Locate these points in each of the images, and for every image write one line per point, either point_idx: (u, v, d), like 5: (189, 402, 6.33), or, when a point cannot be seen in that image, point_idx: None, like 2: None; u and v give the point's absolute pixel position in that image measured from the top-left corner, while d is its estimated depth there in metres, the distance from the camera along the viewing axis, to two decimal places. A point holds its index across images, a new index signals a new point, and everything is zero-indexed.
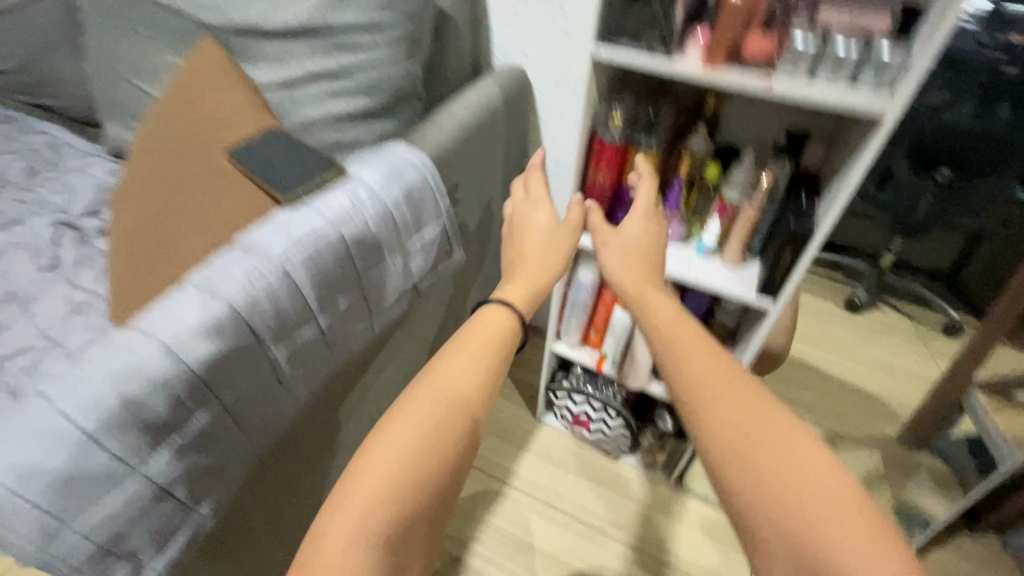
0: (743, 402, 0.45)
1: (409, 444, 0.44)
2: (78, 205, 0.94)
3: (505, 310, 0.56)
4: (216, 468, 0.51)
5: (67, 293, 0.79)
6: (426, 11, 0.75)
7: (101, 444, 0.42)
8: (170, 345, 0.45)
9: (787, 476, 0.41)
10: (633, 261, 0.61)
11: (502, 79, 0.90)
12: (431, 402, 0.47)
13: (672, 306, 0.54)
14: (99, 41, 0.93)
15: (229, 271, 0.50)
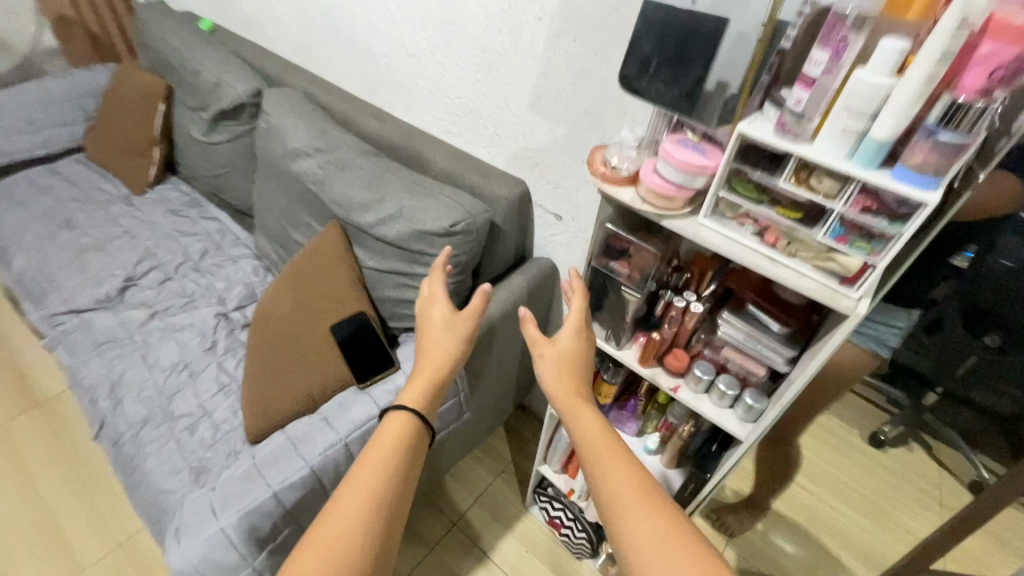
0: (624, 494, 0.61)
1: (364, 504, 0.63)
2: (232, 297, 1.35)
3: (405, 415, 0.73)
4: (285, 555, 0.88)
5: (217, 374, 1.18)
6: (479, 244, 1.06)
7: (234, 545, 0.81)
8: (276, 492, 0.84)
9: (640, 528, 0.58)
10: (561, 372, 0.75)
11: (533, 273, 1.19)
12: (368, 477, 0.65)
13: (582, 418, 0.70)
14: (266, 188, 1.32)
15: (315, 439, 0.90)
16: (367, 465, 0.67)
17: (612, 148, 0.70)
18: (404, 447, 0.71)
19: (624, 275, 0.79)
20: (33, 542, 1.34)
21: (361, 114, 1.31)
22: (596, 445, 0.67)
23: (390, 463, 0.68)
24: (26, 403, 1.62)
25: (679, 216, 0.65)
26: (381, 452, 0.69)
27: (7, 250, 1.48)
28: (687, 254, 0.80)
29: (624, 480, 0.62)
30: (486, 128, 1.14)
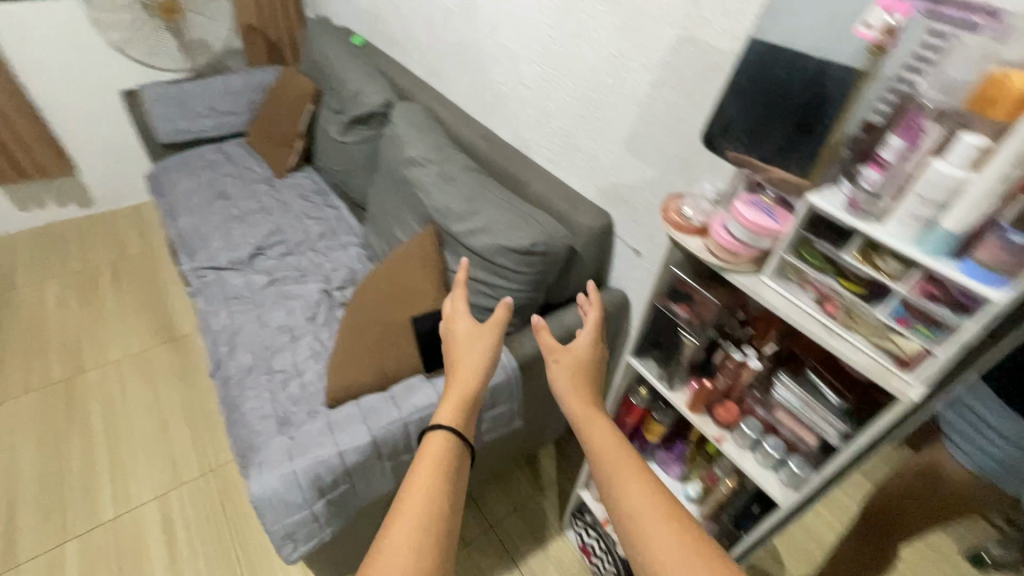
0: (641, 500, 0.64)
1: (418, 511, 0.65)
2: (336, 278, 1.54)
3: (444, 432, 0.78)
4: (338, 510, 1.00)
5: (313, 342, 1.36)
6: (555, 266, 1.13)
7: (299, 488, 0.94)
8: (339, 451, 0.97)
9: (673, 541, 0.59)
10: (573, 379, 0.88)
11: (603, 302, 1.23)
12: (419, 492, 0.68)
13: (605, 437, 0.74)
14: (382, 188, 1.50)
15: (380, 414, 1.02)
16: (417, 483, 0.69)
17: (687, 200, 0.76)
18: (449, 463, 0.74)
19: (684, 318, 0.82)
20: (150, 452, 1.62)
21: (473, 134, 1.45)
22: (617, 459, 0.70)
23: (436, 476, 0.71)
24: (166, 336, 1.95)
25: (738, 272, 0.70)
26: (429, 471, 0.71)
27: (176, 210, 1.81)
28: (753, 309, 0.80)
29: (651, 495, 0.65)
30: (582, 161, 1.21)
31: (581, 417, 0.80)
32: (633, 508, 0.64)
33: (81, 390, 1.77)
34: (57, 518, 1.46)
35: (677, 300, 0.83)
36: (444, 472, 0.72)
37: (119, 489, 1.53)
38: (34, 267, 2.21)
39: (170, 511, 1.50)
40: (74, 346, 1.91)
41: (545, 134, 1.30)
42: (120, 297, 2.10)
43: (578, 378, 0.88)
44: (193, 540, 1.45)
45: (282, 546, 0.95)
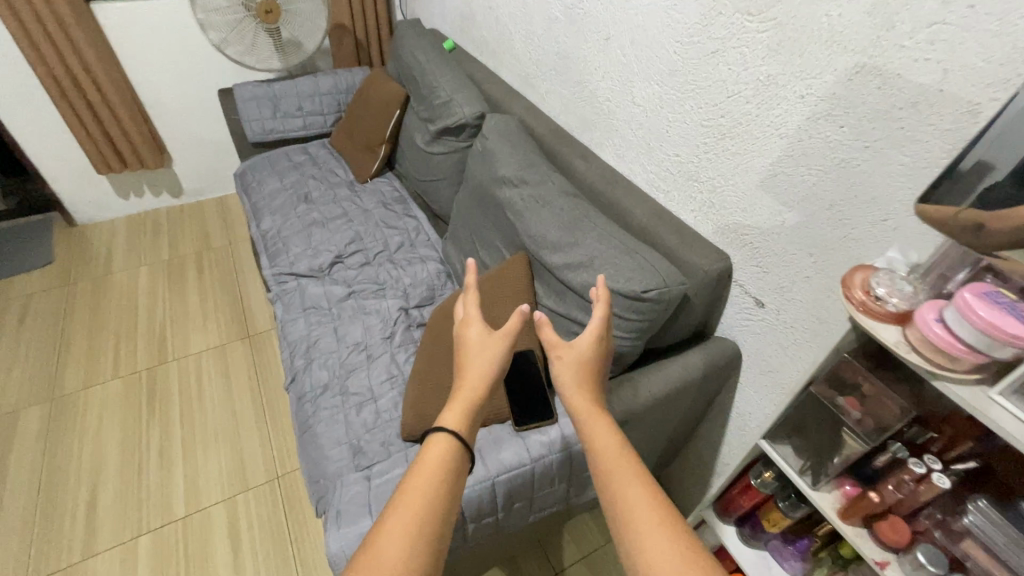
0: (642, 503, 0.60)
1: (406, 520, 0.59)
2: (414, 296, 1.47)
3: (450, 440, 0.68)
4: None
5: (389, 365, 1.29)
6: (667, 314, 0.99)
7: None
8: None
9: (674, 561, 0.55)
10: (583, 374, 0.76)
11: (712, 356, 1.09)
12: (406, 511, 0.60)
13: (610, 437, 0.68)
14: (468, 206, 1.43)
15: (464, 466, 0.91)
16: (410, 491, 0.62)
17: (881, 274, 0.64)
18: (449, 473, 0.66)
19: (851, 416, 0.76)
20: (221, 450, 1.63)
21: (571, 153, 1.34)
22: (619, 463, 0.64)
23: (431, 487, 0.63)
24: (242, 333, 1.98)
25: (960, 381, 0.57)
26: (419, 480, 0.64)
27: (261, 211, 1.81)
28: (946, 410, 0.72)
29: (651, 508, 0.60)
30: (700, 194, 1.07)
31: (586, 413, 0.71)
32: (632, 520, 0.59)
33: (162, 381, 1.82)
34: (132, 511, 1.49)
35: (845, 392, 0.76)
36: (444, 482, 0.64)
37: (191, 488, 1.55)
38: (128, 253, 2.31)
39: (236, 515, 1.50)
40: (158, 336, 1.97)
41: (655, 159, 1.16)
42: (202, 289, 2.16)
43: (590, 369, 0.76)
44: (256, 549, 1.44)
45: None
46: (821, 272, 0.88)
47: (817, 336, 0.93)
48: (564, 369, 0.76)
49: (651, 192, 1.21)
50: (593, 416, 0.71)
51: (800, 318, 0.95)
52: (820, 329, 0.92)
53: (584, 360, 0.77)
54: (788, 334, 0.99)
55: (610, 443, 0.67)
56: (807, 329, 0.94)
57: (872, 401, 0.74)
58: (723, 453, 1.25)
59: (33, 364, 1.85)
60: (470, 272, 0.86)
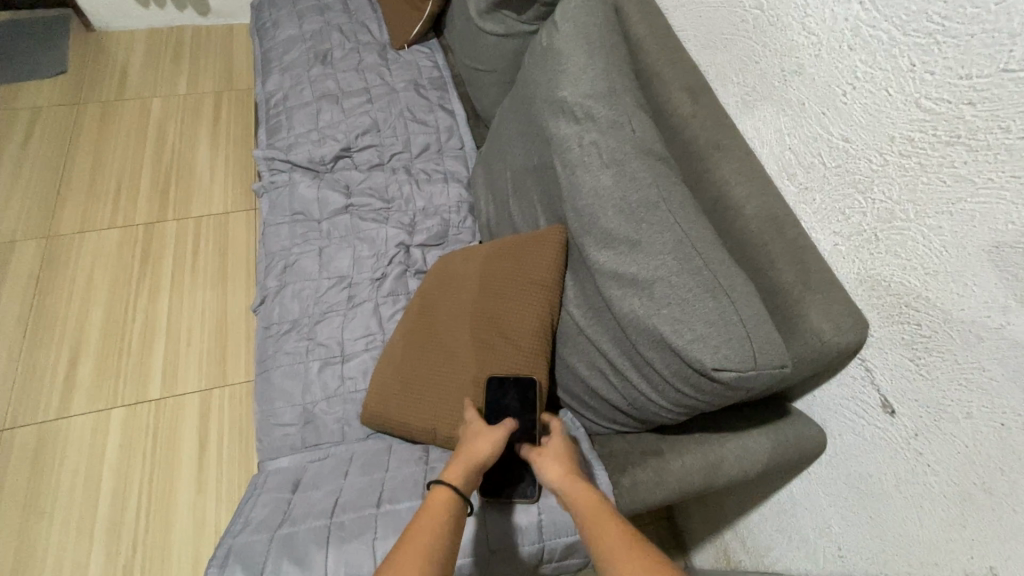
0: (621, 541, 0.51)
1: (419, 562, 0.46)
2: (422, 228, 1.16)
3: (451, 490, 0.55)
4: None
5: (370, 318, 1.04)
6: (738, 399, 0.66)
7: None
8: None
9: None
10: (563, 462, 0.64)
11: (782, 445, 0.76)
12: (416, 543, 0.48)
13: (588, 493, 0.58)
14: (510, 125, 1.03)
15: None
16: (415, 534, 0.49)
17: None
18: (461, 520, 0.54)
19: None
20: (206, 334, 1.51)
21: (673, 82, 0.88)
22: (595, 517, 0.55)
23: (443, 527, 0.51)
24: (247, 202, 1.75)
25: None
26: (422, 525, 0.51)
27: (271, 66, 1.46)
28: None
29: (631, 552, 0.50)
30: (863, 215, 0.65)
31: (561, 481, 0.61)
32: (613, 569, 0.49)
33: (159, 241, 1.67)
34: (110, 381, 1.44)
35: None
36: (454, 528, 0.52)
37: (169, 370, 1.46)
38: (144, 75, 2.04)
39: (208, 410, 1.40)
40: (162, 187, 1.77)
41: (806, 133, 0.72)
42: (215, 137, 1.89)
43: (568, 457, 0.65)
44: (222, 451, 1.35)
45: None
46: None
47: (972, 505, 0.58)
48: (544, 458, 0.65)
49: (778, 177, 0.78)
50: (567, 483, 0.61)
51: (953, 468, 0.59)
52: (978, 499, 0.57)
53: (559, 446, 0.67)
54: (918, 471, 0.64)
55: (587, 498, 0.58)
56: (955, 485, 0.60)
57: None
58: (762, 533, 0.97)
59: (38, 193, 1.74)
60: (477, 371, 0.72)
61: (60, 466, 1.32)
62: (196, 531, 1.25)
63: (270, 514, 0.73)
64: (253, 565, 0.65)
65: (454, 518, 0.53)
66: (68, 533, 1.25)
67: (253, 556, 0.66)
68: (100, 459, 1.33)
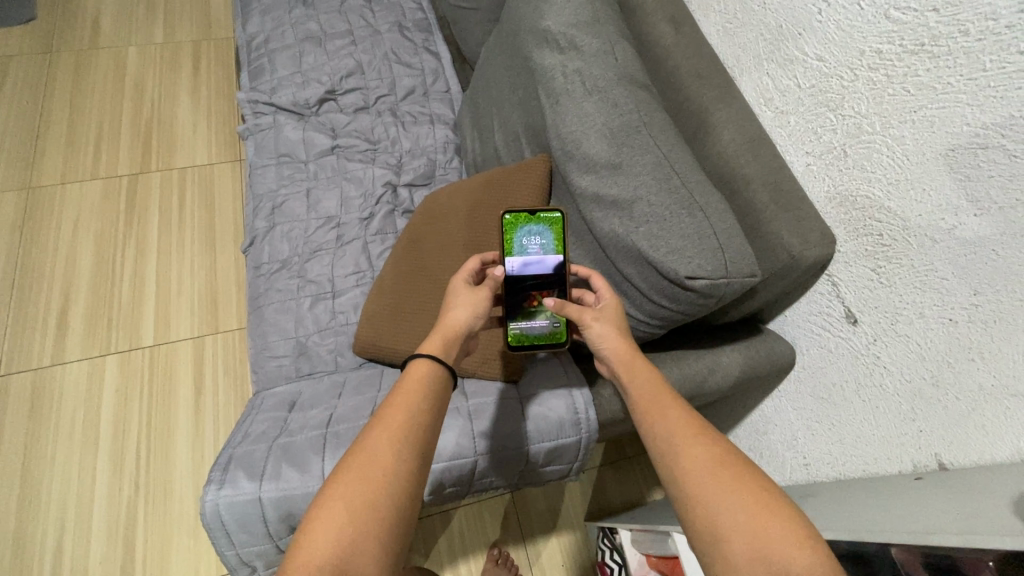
0: (688, 432, 0.53)
1: (389, 438, 0.50)
2: (409, 168, 1.16)
3: (428, 365, 0.57)
4: None
5: (359, 255, 1.06)
6: (713, 309, 0.70)
7: None
8: None
9: (735, 500, 0.46)
10: (622, 337, 0.66)
11: (754, 359, 0.81)
12: (391, 420, 0.51)
13: (652, 379, 0.60)
14: (495, 61, 1.03)
15: None
16: (391, 410, 0.52)
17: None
18: (440, 393, 0.56)
19: None
20: (197, 284, 1.52)
21: (657, 13, 0.89)
22: (657, 402, 0.57)
23: (419, 406, 0.53)
24: (232, 153, 1.73)
25: None
26: (398, 400, 0.53)
27: (250, 8, 1.42)
28: None
29: (694, 438, 0.52)
30: (833, 132, 0.68)
31: (619, 358, 0.63)
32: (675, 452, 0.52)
33: (143, 192, 1.65)
34: (103, 329, 1.45)
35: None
36: (429, 398, 0.54)
37: (161, 317, 1.47)
38: (118, 23, 1.96)
39: (203, 355, 1.43)
40: (143, 138, 1.74)
41: (783, 56, 0.73)
42: (196, 88, 1.85)
43: (624, 331, 0.67)
44: (218, 392, 1.39)
45: (237, 568, 0.71)
46: (977, 324, 0.55)
47: (922, 400, 0.62)
48: (603, 326, 0.66)
49: (755, 104, 0.80)
50: (629, 360, 0.63)
51: (906, 366, 0.64)
52: (928, 393, 0.61)
53: (613, 316, 0.68)
54: (876, 374, 0.69)
55: (656, 384, 0.60)
56: (908, 383, 0.64)
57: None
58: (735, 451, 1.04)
59: (15, 145, 1.71)
60: (473, 258, 0.72)
61: (57, 411, 1.35)
62: (196, 468, 1.30)
63: (267, 428, 0.77)
64: (253, 469, 0.68)
65: (435, 392, 0.56)
66: (71, 470, 1.29)
67: (253, 461, 0.70)
68: (97, 404, 1.36)
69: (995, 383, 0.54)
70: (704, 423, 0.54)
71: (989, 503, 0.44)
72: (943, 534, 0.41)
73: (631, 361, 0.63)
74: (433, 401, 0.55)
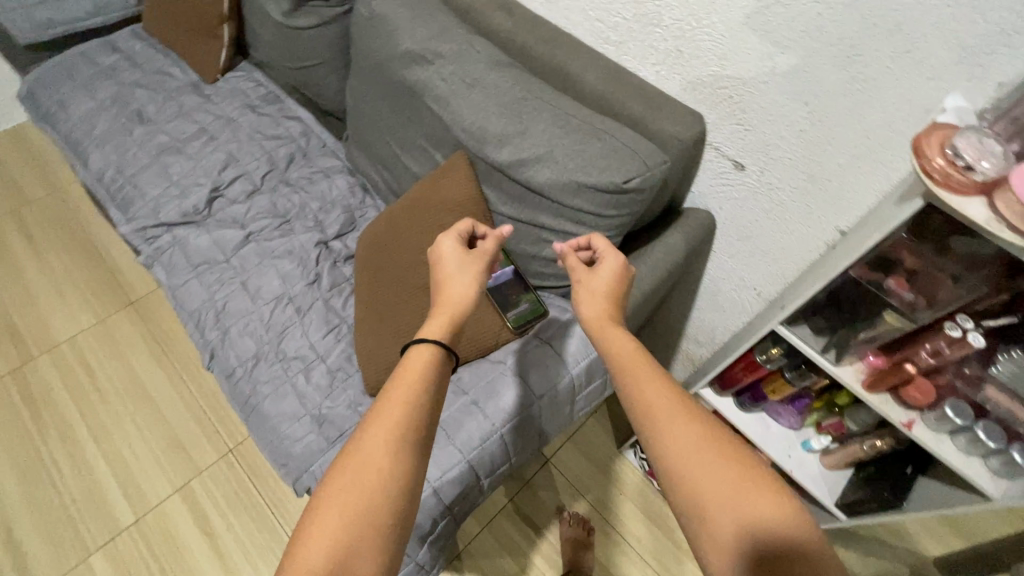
0: (670, 409, 0.58)
1: (385, 441, 0.55)
2: (329, 222, 1.20)
3: (423, 353, 0.64)
4: (421, 532, 0.82)
5: (326, 314, 1.09)
6: (648, 203, 0.86)
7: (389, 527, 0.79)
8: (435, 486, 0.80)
9: (716, 480, 0.53)
10: (602, 303, 0.72)
11: (688, 232, 0.99)
12: (384, 426, 0.56)
13: (632, 346, 0.65)
14: (367, 96, 1.12)
15: (466, 426, 0.83)
16: (381, 415, 0.57)
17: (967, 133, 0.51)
18: (431, 384, 0.62)
19: (900, 297, 0.66)
20: (149, 437, 1.40)
21: (488, 6, 1.04)
22: (640, 374, 0.62)
23: (410, 412, 0.58)
24: (120, 299, 1.60)
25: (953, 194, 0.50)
26: (393, 399, 0.59)
27: (83, 147, 1.35)
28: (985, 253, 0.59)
29: (677, 416, 0.58)
30: (664, 41, 0.87)
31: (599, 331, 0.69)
32: (663, 429, 0.57)
33: (37, 380, 1.48)
34: (66, 532, 1.29)
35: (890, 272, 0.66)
36: (417, 398, 0.60)
37: (131, 490, 1.34)
38: None
39: (195, 498, 1.34)
40: (7, 329, 1.55)
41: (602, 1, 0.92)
42: (42, 255, 1.68)
43: (609, 297, 0.72)
44: (230, 524, 1.31)
45: None
46: (818, 122, 0.76)
47: (810, 195, 0.83)
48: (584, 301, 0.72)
49: (597, 45, 0.98)
50: (605, 329, 0.68)
51: (790, 178, 0.84)
52: (813, 188, 0.82)
53: (602, 281, 0.73)
54: (774, 197, 0.89)
55: (637, 353, 0.64)
56: (797, 189, 0.85)
57: (921, 277, 0.64)
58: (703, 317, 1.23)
59: None
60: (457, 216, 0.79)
61: None
62: None
63: None
64: None
65: (425, 391, 0.61)
66: None
67: None
68: None
69: (848, 154, 0.75)
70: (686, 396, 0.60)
71: (881, 207, 0.64)
72: (870, 235, 0.60)
73: (605, 332, 0.68)
74: (424, 401, 0.60)
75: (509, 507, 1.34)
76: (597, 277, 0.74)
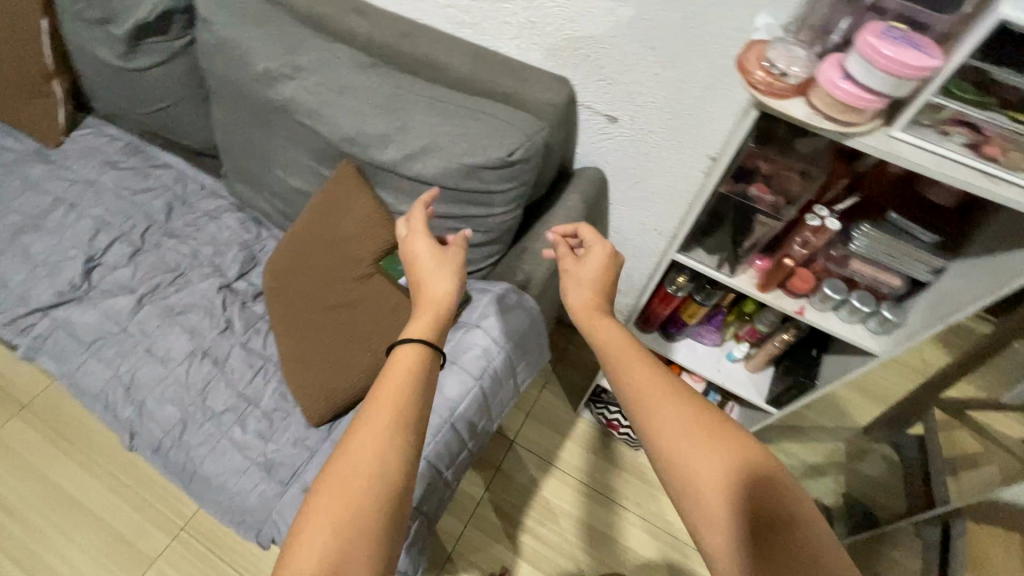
0: (659, 391, 0.63)
1: (372, 450, 0.55)
2: (228, 264, 1.14)
3: (404, 356, 0.64)
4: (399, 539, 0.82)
5: (249, 357, 1.04)
6: (538, 170, 0.90)
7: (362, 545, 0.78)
8: None
9: (703, 455, 0.58)
10: (589, 290, 0.76)
11: (584, 189, 1.03)
12: (371, 435, 0.56)
13: (620, 333, 0.70)
14: (235, 126, 1.06)
15: None
16: (366, 424, 0.57)
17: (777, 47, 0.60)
18: (418, 386, 0.62)
19: (765, 201, 0.75)
20: (85, 541, 1.27)
21: (338, 11, 1.03)
22: (629, 359, 0.67)
23: (399, 417, 0.58)
24: (9, 406, 1.42)
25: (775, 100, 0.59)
26: (380, 407, 0.58)
27: None
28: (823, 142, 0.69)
29: (665, 397, 0.63)
30: (516, 14, 0.90)
31: (586, 323, 0.73)
32: (658, 409, 0.62)
33: None
34: None
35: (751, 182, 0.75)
36: (405, 404, 0.59)
37: None
38: None
39: None
40: None
41: None
42: None
43: (599, 284, 0.77)
44: None
45: None
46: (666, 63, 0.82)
47: (678, 131, 0.90)
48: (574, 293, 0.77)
49: (455, 30, 0.99)
50: (593, 319, 0.73)
51: (657, 120, 0.91)
52: (678, 125, 0.89)
53: (591, 268, 0.77)
54: (649, 140, 0.95)
55: (624, 340, 0.69)
56: (666, 129, 0.91)
57: (772, 179, 0.74)
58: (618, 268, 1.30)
59: None
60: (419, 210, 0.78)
61: None
62: None
63: None
64: None
65: (416, 395, 0.61)
66: None
67: None
68: None
69: (698, 86, 0.83)
70: (671, 377, 0.65)
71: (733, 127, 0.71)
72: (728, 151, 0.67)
73: (593, 324, 0.73)
74: (417, 406, 0.60)
75: (487, 496, 1.35)
76: (586, 267, 0.78)
